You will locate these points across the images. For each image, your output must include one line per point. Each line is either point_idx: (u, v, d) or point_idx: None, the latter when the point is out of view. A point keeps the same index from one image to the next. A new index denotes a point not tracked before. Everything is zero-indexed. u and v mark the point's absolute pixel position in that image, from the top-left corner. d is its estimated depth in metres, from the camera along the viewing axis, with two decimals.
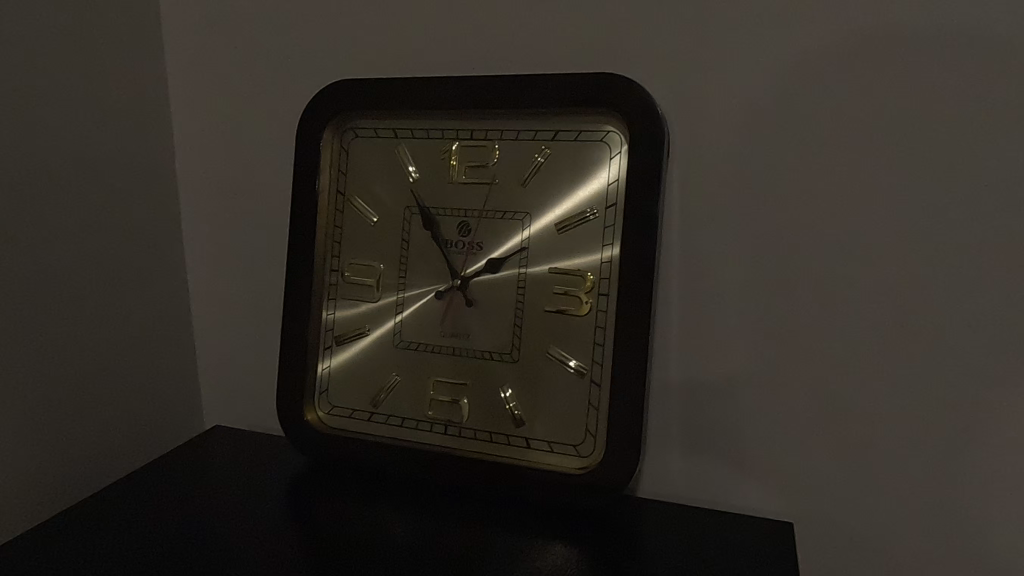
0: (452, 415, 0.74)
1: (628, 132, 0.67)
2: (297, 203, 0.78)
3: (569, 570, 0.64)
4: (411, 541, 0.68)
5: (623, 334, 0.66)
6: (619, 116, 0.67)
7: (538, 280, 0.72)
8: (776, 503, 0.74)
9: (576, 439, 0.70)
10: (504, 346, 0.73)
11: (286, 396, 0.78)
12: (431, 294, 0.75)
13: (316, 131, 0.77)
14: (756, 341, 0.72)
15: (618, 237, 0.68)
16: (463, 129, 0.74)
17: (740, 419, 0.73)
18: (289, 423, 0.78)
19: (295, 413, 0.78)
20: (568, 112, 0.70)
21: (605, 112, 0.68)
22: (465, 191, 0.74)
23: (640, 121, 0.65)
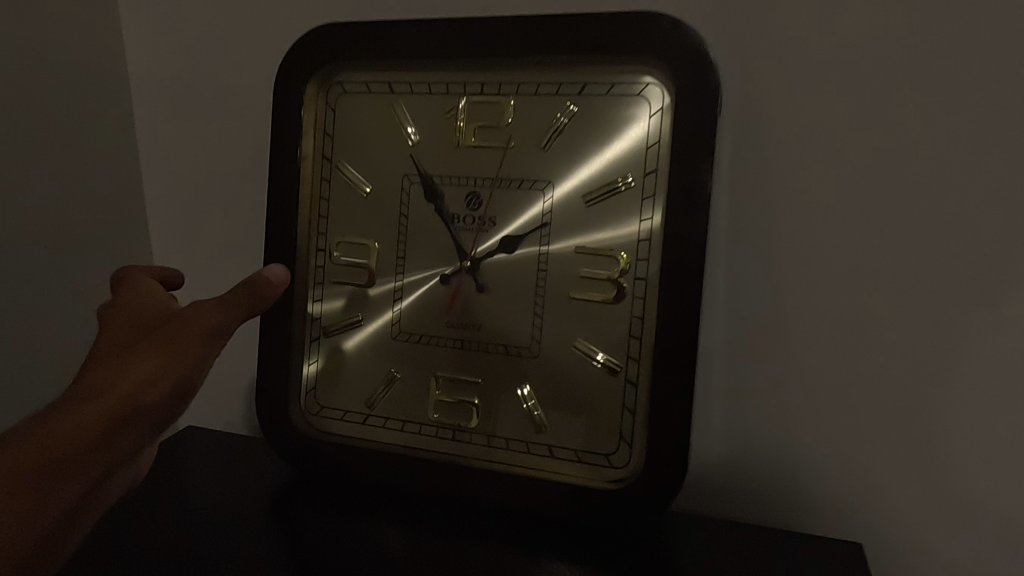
0: (462, 419, 0.64)
1: (672, 83, 0.55)
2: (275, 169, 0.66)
3: None
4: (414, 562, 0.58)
5: (666, 324, 0.56)
6: (661, 66, 0.56)
7: (562, 263, 0.61)
8: (833, 512, 0.66)
9: (608, 448, 0.60)
10: (522, 339, 0.62)
11: (264, 397, 0.67)
12: (436, 277, 0.64)
13: (296, 84, 0.65)
14: (812, 327, 0.64)
15: (659, 210, 0.57)
16: (472, 83, 0.63)
17: (793, 416, 0.66)
18: (269, 428, 0.67)
19: (276, 417, 0.67)
20: (599, 60, 0.58)
21: (643, 60, 0.57)
22: (474, 156, 0.63)
23: (688, 70, 0.54)
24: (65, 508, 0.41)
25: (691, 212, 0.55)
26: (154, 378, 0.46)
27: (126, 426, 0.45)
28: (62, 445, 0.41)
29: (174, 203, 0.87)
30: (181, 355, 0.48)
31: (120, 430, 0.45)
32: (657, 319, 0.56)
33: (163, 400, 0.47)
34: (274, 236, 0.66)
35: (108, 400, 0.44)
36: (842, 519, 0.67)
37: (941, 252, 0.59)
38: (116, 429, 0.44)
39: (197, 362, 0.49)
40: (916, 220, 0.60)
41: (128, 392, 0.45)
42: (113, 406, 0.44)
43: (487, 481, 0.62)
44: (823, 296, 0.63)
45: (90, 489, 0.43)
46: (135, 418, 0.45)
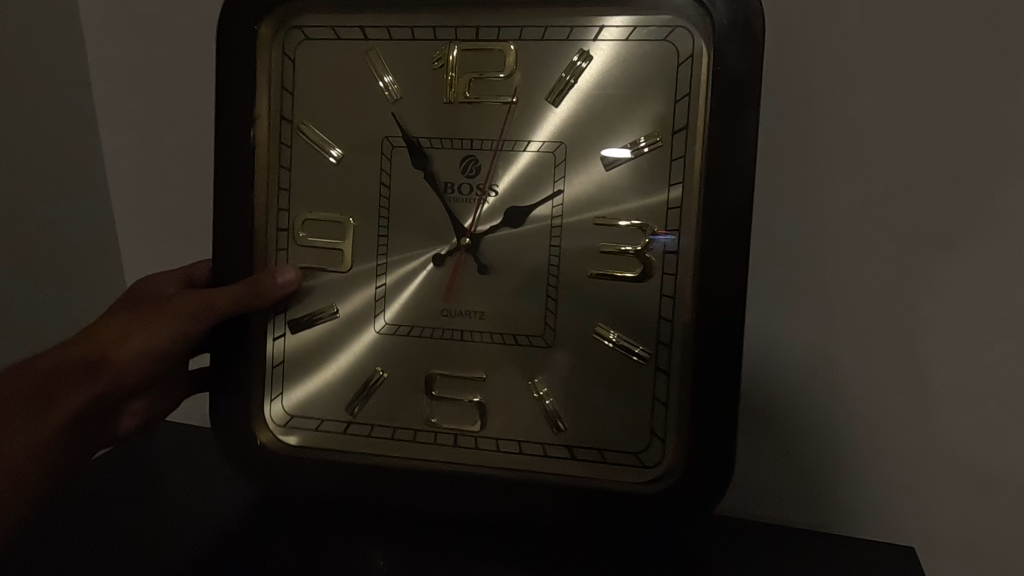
0: (465, 421, 0.55)
1: (707, 26, 0.48)
2: (224, 132, 0.55)
3: None
4: None
5: (708, 304, 0.49)
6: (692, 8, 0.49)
7: (578, 236, 0.53)
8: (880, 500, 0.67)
9: (638, 444, 0.53)
10: (534, 326, 0.54)
11: (219, 410, 0.56)
12: (427, 257, 0.55)
13: (246, 25, 0.54)
14: (861, 312, 0.64)
15: (691, 174, 0.50)
16: (465, 28, 0.53)
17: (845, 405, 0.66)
18: (226, 448, 0.56)
19: (237, 434, 0.56)
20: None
21: (672, 1, 0.49)
22: (469, 113, 0.54)
23: (730, 10, 0.47)
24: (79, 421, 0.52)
25: (736, 174, 0.48)
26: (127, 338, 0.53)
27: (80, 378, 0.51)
28: (58, 372, 0.51)
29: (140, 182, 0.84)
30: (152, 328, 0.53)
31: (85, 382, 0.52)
32: (697, 297, 0.49)
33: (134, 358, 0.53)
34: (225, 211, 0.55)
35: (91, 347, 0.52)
36: (875, 512, 0.66)
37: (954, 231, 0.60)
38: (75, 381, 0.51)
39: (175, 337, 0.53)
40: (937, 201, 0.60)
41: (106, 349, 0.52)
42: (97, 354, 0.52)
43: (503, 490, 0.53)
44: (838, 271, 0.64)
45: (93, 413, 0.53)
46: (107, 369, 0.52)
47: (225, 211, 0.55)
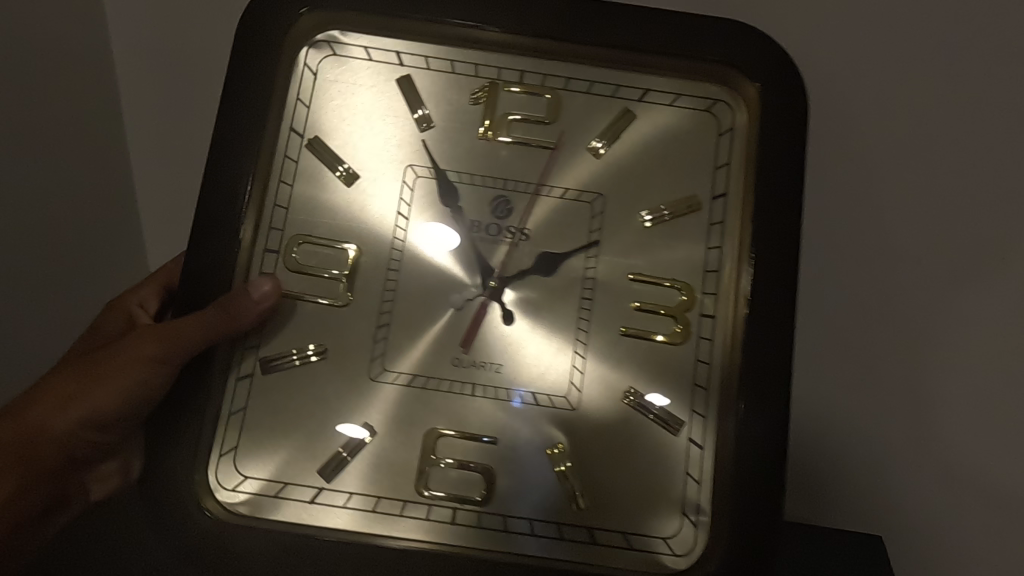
0: (468, 494, 0.46)
1: (751, 104, 0.50)
2: (225, 132, 0.47)
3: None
4: None
5: (755, 367, 0.46)
6: (741, 81, 0.50)
7: (612, 291, 0.49)
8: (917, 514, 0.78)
9: (668, 528, 0.46)
10: (558, 385, 0.48)
11: (160, 458, 0.44)
12: (443, 298, 0.49)
13: (274, 30, 0.49)
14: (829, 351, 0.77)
15: (730, 238, 0.50)
16: (506, 70, 0.52)
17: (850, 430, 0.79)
18: (160, 508, 0.44)
19: (178, 491, 0.44)
20: (665, 66, 0.51)
21: (716, 75, 0.51)
22: (506, 153, 0.51)
23: (778, 89, 0.49)
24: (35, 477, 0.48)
25: (782, 240, 0.48)
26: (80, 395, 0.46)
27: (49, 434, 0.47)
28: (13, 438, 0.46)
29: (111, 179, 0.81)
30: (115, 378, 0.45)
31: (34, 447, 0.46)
32: (741, 361, 0.47)
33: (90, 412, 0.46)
34: (210, 217, 0.47)
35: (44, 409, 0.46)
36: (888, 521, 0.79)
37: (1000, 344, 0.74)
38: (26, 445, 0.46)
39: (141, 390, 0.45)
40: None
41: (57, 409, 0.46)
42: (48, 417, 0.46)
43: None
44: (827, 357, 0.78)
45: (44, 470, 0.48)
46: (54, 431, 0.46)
47: (208, 217, 0.47)
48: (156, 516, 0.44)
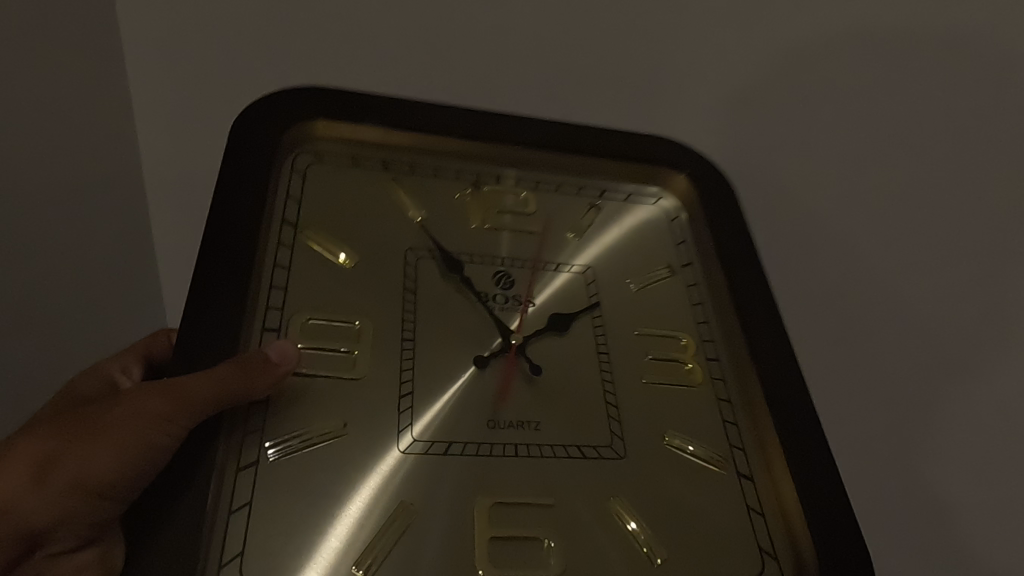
0: (537, 564, 0.39)
1: (688, 196, 0.59)
2: (220, 212, 0.45)
3: None
4: None
5: (774, 390, 0.48)
6: (678, 179, 0.59)
7: (624, 346, 0.50)
8: None
9: (752, 562, 0.43)
10: (600, 436, 0.45)
11: (155, 556, 0.34)
12: (466, 361, 0.46)
13: (266, 133, 0.50)
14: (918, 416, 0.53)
15: (707, 296, 0.55)
16: (481, 175, 0.57)
17: None
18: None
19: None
20: (615, 169, 0.59)
21: (657, 176, 0.60)
22: (497, 238, 0.53)
23: (711, 179, 0.59)
24: None
25: (757, 287, 0.53)
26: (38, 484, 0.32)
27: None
28: None
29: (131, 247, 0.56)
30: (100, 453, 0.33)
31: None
32: (758, 389, 0.49)
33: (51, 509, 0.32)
34: (206, 291, 0.42)
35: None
36: None
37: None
38: None
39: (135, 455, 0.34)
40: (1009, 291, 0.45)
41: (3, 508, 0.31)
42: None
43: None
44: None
45: None
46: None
47: (204, 291, 0.42)
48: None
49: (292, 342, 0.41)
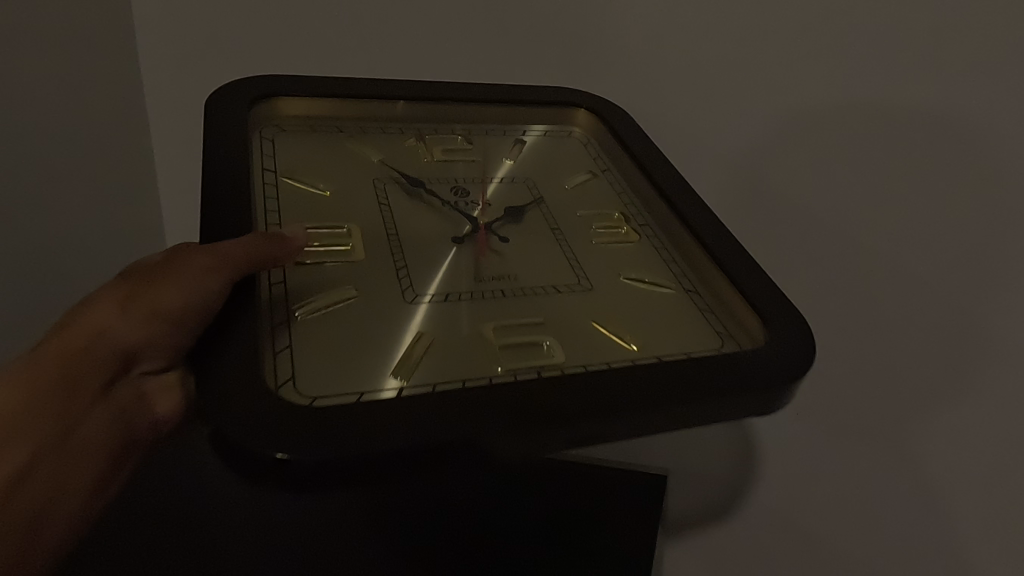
0: (541, 358, 0.46)
1: (595, 119, 0.69)
2: (211, 156, 0.52)
3: (769, 377, 0.46)
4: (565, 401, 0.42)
5: (701, 221, 0.57)
6: (579, 113, 0.70)
7: (570, 224, 0.60)
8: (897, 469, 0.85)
9: (714, 343, 0.50)
10: (568, 278, 0.55)
11: (226, 359, 0.39)
12: (446, 244, 0.55)
13: (235, 105, 0.58)
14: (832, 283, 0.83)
15: (630, 183, 0.65)
16: (422, 128, 0.66)
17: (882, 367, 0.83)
18: (237, 404, 0.37)
19: (253, 388, 0.38)
20: (532, 111, 0.69)
21: (568, 110, 0.70)
22: (447, 166, 0.63)
23: (610, 103, 0.69)
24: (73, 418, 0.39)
25: (668, 163, 0.63)
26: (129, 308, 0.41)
27: (85, 364, 0.39)
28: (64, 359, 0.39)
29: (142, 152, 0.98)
30: (170, 286, 0.41)
31: (83, 369, 0.39)
32: (687, 228, 0.58)
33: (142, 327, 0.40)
34: (216, 205, 0.49)
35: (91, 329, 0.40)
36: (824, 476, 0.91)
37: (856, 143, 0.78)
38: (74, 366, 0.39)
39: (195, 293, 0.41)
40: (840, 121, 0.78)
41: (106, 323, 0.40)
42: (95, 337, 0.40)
43: (628, 375, 0.44)
44: (796, 267, 0.85)
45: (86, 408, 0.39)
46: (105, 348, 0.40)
47: (214, 204, 0.49)
48: (234, 413, 0.37)
49: (303, 230, 0.50)
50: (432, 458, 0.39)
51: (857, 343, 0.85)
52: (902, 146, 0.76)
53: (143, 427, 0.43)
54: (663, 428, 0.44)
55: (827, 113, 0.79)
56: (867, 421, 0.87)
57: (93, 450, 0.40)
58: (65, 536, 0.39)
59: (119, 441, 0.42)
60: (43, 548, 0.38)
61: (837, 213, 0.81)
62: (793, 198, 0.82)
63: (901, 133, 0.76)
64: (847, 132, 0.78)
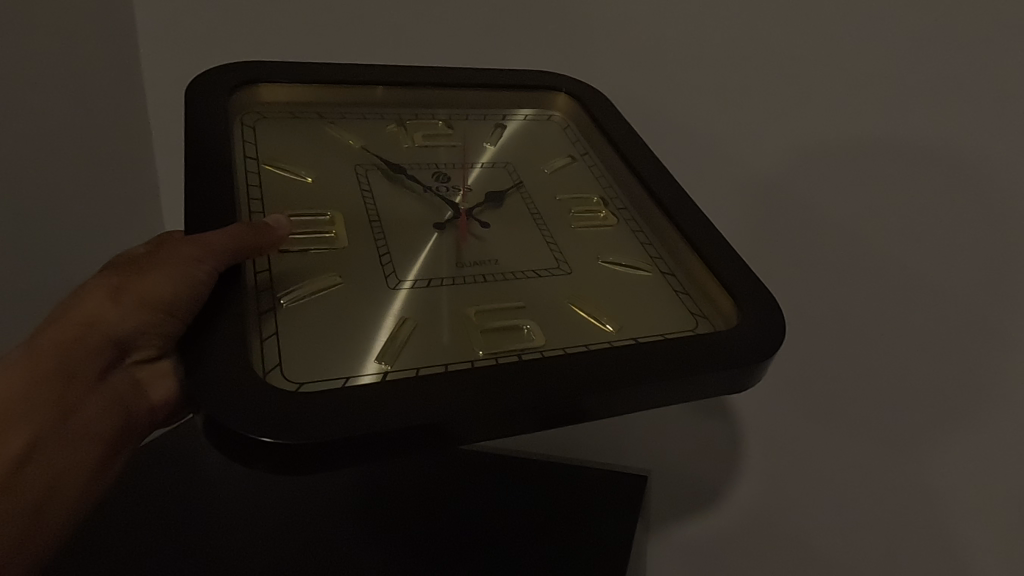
0: (520, 341, 0.48)
1: (574, 103, 0.70)
2: (194, 145, 0.53)
3: (740, 357, 0.48)
4: (548, 380, 0.44)
5: (677, 205, 0.59)
6: (559, 97, 0.71)
7: (549, 208, 0.61)
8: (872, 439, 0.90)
9: (689, 324, 0.52)
10: (548, 262, 0.56)
11: (214, 344, 0.40)
12: (428, 229, 0.56)
13: (216, 93, 0.58)
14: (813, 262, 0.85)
15: (609, 167, 0.66)
16: (403, 113, 0.67)
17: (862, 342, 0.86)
18: (226, 390, 0.38)
19: (242, 374, 0.39)
20: (512, 96, 0.70)
21: (547, 94, 0.71)
22: (428, 151, 0.64)
23: (589, 86, 0.70)
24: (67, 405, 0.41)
25: (646, 146, 0.64)
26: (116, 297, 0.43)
27: (84, 351, 0.42)
28: (56, 349, 0.41)
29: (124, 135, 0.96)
30: (157, 274, 0.43)
31: (75, 358, 0.42)
32: (664, 213, 0.59)
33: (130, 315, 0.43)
34: (198, 196, 0.49)
35: (81, 319, 0.42)
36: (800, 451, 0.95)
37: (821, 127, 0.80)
38: (66, 354, 0.41)
39: (185, 280, 0.42)
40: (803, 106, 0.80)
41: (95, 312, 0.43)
42: (86, 326, 0.42)
43: (604, 356, 0.46)
44: (778, 247, 0.87)
45: (79, 395, 0.42)
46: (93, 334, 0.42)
47: (198, 194, 0.50)
48: (224, 399, 0.38)
49: (285, 218, 0.50)
50: (416, 440, 0.40)
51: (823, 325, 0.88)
52: (865, 130, 0.78)
53: (141, 413, 0.46)
54: (638, 408, 0.46)
55: (792, 97, 0.80)
56: (835, 400, 0.91)
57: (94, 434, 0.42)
58: (72, 516, 0.42)
59: (120, 424, 0.44)
60: (53, 526, 0.40)
61: (818, 192, 0.82)
62: (775, 178, 0.84)
63: (866, 116, 0.77)
64: (811, 116, 0.80)
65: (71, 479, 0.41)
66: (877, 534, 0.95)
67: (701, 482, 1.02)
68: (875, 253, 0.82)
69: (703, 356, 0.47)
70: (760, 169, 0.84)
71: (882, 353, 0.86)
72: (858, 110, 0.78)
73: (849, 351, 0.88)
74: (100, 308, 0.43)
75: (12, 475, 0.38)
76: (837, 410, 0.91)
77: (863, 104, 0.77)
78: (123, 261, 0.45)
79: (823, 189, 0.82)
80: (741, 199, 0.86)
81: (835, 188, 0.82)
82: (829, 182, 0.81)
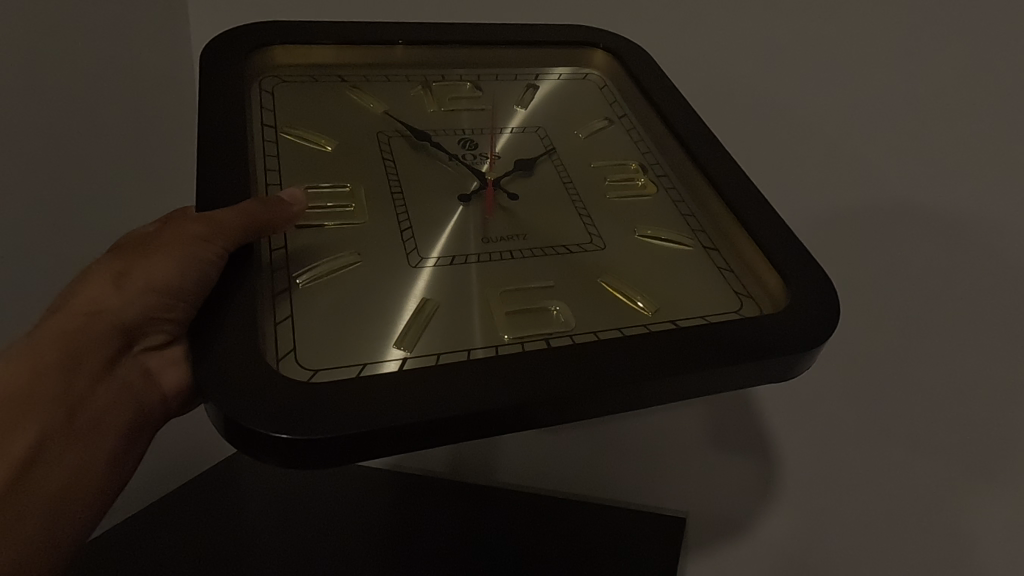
0: (547, 324, 0.45)
1: (613, 63, 0.64)
2: (209, 120, 0.50)
3: (787, 343, 0.44)
4: (587, 368, 0.41)
5: (722, 175, 0.54)
6: (596, 55, 0.65)
7: (582, 175, 0.57)
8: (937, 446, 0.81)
9: (732, 305, 0.48)
10: (581, 237, 0.52)
11: (224, 329, 0.39)
12: (453, 200, 0.53)
13: (233, 59, 0.55)
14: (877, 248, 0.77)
15: (648, 132, 0.61)
16: (429, 74, 0.62)
17: (925, 341, 0.78)
18: (234, 379, 0.37)
19: (253, 360, 0.38)
20: (546, 53, 0.65)
21: (583, 53, 0.65)
22: (454, 115, 0.60)
23: (625, 44, 0.65)
24: (75, 396, 0.43)
25: (689, 111, 0.59)
26: (119, 284, 0.44)
27: (88, 341, 0.43)
28: (62, 339, 0.42)
29: (169, 114, 0.93)
30: (163, 259, 0.43)
31: (82, 345, 0.43)
32: (708, 183, 0.55)
33: (135, 301, 0.44)
34: (214, 173, 0.47)
35: (84, 305, 0.44)
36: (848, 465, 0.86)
37: (893, 89, 0.71)
38: (70, 343, 0.43)
39: (188, 266, 0.42)
40: (877, 63, 0.71)
41: (98, 300, 0.44)
42: (86, 313, 0.43)
43: (639, 343, 0.42)
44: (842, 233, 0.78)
45: (90, 383, 0.43)
46: (98, 320, 0.44)
47: (214, 174, 0.47)
48: (232, 388, 0.36)
49: (301, 190, 0.48)
50: (435, 435, 0.38)
51: (883, 313, 0.79)
52: (944, 92, 0.70)
53: (152, 402, 0.48)
54: (673, 399, 0.43)
55: (863, 55, 0.72)
56: (888, 401, 0.82)
57: (105, 424, 0.44)
58: (90, 511, 0.44)
59: (131, 414, 0.46)
60: (70, 523, 0.43)
61: (887, 163, 0.74)
62: (839, 145, 0.75)
63: (946, 76, 0.69)
64: (883, 74, 0.71)
65: (84, 475, 0.43)
66: (942, 562, 0.85)
67: (740, 504, 0.94)
68: (947, 231, 0.73)
69: (750, 341, 0.44)
70: (824, 136, 0.76)
71: (948, 342, 0.77)
72: (936, 71, 0.69)
73: (904, 345, 0.79)
74: (105, 295, 0.44)
75: (19, 479, 0.40)
76: (898, 416, 0.82)
77: (941, 67, 0.69)
78: (125, 245, 0.46)
79: (889, 154, 0.74)
80: (800, 169, 0.78)
81: (908, 154, 0.73)
82: (899, 149, 0.73)
